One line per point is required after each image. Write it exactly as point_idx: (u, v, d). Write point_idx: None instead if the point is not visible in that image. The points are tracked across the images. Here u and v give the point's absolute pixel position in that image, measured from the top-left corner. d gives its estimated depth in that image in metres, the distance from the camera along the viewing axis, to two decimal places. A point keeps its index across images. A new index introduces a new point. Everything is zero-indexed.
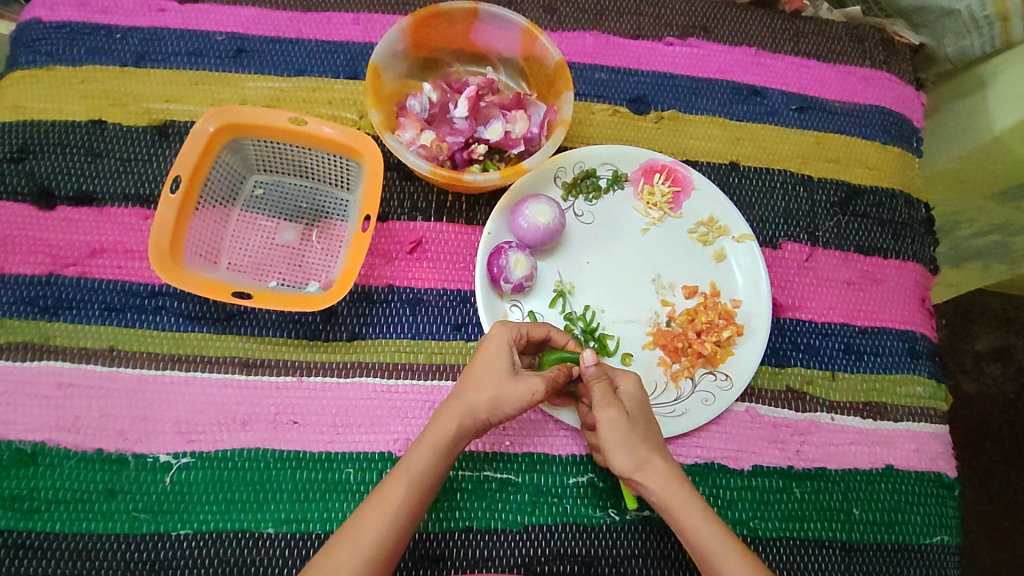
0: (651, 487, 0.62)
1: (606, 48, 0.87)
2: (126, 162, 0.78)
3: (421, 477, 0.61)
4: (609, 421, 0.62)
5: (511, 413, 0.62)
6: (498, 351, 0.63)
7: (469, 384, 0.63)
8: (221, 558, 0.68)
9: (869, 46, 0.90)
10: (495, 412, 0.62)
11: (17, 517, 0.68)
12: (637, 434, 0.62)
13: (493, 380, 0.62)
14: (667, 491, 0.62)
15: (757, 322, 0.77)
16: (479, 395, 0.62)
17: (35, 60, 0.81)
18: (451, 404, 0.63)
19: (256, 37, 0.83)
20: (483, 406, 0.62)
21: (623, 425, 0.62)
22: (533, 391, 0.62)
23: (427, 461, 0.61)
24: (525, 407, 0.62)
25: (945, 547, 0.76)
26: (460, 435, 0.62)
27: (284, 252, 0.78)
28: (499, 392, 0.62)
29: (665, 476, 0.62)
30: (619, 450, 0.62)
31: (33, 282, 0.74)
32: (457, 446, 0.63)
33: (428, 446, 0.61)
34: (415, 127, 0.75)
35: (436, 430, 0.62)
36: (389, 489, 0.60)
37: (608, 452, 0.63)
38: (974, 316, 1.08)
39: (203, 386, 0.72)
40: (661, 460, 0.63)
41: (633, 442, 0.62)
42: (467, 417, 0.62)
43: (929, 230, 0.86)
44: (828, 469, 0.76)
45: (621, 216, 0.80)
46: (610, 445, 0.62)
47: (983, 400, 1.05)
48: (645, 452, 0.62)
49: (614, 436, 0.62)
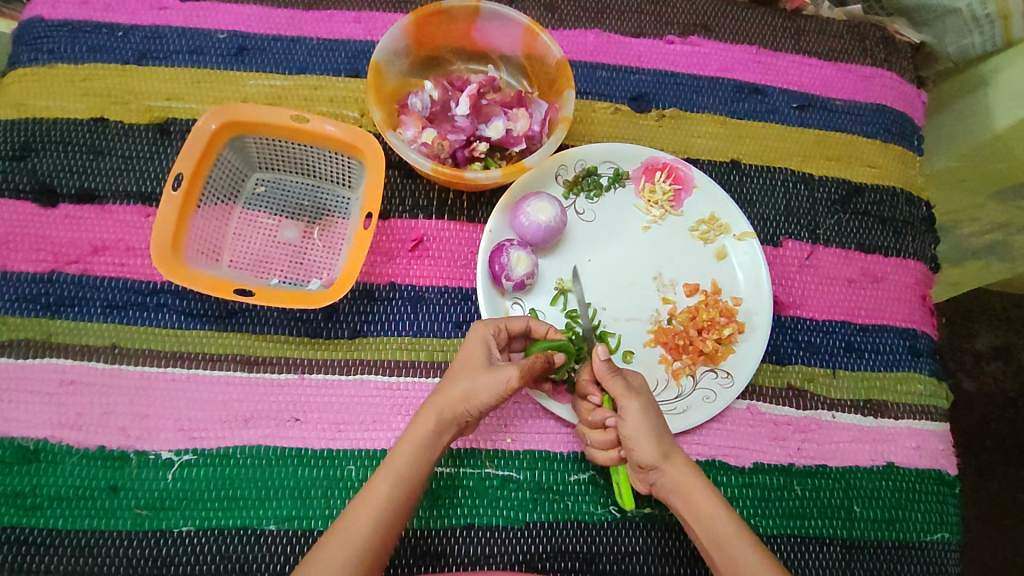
0: (674, 475, 0.63)
1: (607, 47, 0.87)
2: (127, 160, 0.78)
3: (408, 471, 0.61)
4: (637, 407, 0.63)
5: (489, 401, 0.63)
6: (475, 347, 0.65)
7: (448, 379, 0.64)
8: (222, 555, 0.68)
9: (869, 45, 0.90)
10: (472, 402, 0.63)
11: (19, 513, 0.68)
12: (659, 425, 0.64)
13: (469, 371, 0.64)
14: (689, 479, 0.63)
15: (758, 319, 0.77)
16: (456, 387, 0.63)
17: (36, 58, 0.81)
18: (431, 399, 0.63)
19: (257, 35, 0.83)
20: (460, 398, 0.63)
21: (650, 412, 0.64)
22: (509, 377, 0.62)
23: (411, 455, 0.61)
24: (503, 394, 0.62)
25: (945, 544, 0.76)
26: (440, 429, 0.63)
27: (285, 250, 0.78)
28: (474, 381, 0.63)
29: (687, 466, 0.63)
30: (648, 436, 0.63)
31: (35, 279, 0.74)
32: (439, 442, 0.63)
33: (411, 440, 0.62)
34: (416, 125, 0.74)
35: (417, 425, 0.62)
36: (375, 486, 0.60)
37: (632, 442, 0.63)
38: (974, 315, 1.08)
39: (204, 384, 0.72)
40: (682, 451, 0.64)
41: (660, 430, 0.64)
42: (446, 411, 0.63)
43: (930, 228, 0.86)
44: (828, 466, 0.76)
45: (622, 213, 0.81)
46: (637, 432, 0.63)
47: (983, 399, 1.05)
48: (670, 441, 0.64)
49: (642, 422, 0.63)
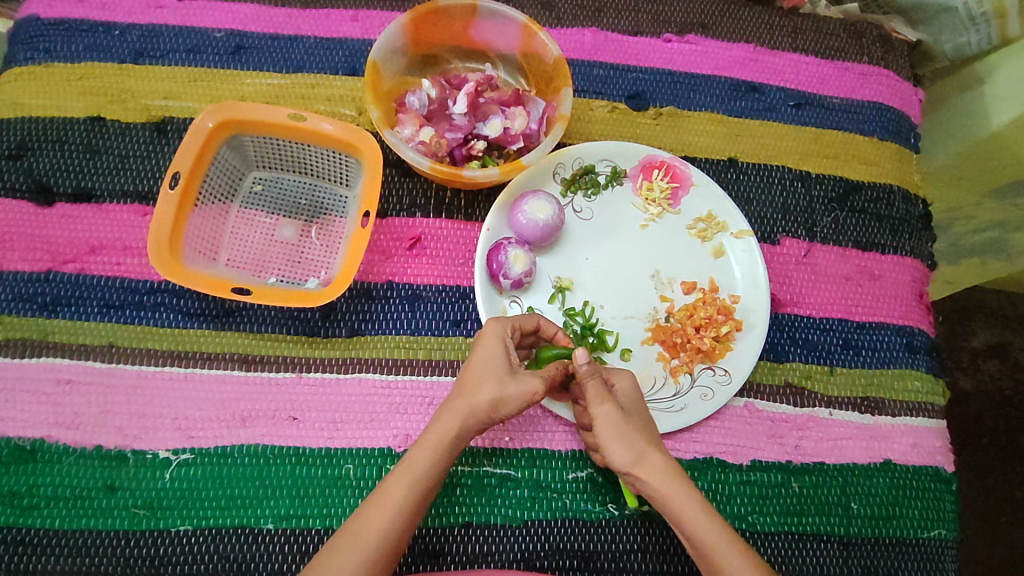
0: (651, 482, 0.61)
1: (605, 45, 0.87)
2: (125, 159, 0.78)
3: (423, 473, 0.61)
4: (604, 417, 0.62)
5: (513, 411, 0.63)
6: (495, 350, 0.64)
7: (471, 384, 0.63)
8: (221, 554, 0.68)
9: (866, 43, 0.91)
10: (497, 410, 0.63)
11: (17, 514, 0.68)
12: (632, 427, 0.63)
13: (495, 379, 0.63)
14: (667, 485, 0.61)
15: (756, 317, 0.77)
16: (480, 394, 0.62)
17: (33, 57, 0.81)
18: (453, 404, 0.63)
19: (255, 34, 0.83)
20: (484, 405, 0.62)
21: (619, 419, 0.62)
22: (534, 390, 0.63)
23: (430, 459, 0.61)
24: (526, 404, 0.63)
25: (942, 541, 0.76)
26: (462, 435, 0.63)
27: (284, 249, 0.78)
28: (501, 391, 0.62)
29: (663, 471, 0.62)
30: (617, 445, 0.62)
31: (32, 279, 0.74)
32: (459, 445, 0.63)
33: (431, 445, 0.62)
34: (414, 123, 0.74)
35: (439, 429, 0.62)
36: (392, 489, 0.60)
37: (605, 448, 0.62)
38: (971, 313, 1.08)
39: (203, 383, 0.72)
40: (658, 454, 0.63)
41: (630, 435, 0.62)
42: (468, 417, 0.63)
43: (927, 226, 0.86)
44: (826, 464, 0.76)
45: (620, 212, 0.81)
46: (607, 440, 0.62)
47: (980, 396, 1.05)
48: (644, 447, 0.62)
49: (611, 430, 0.62)
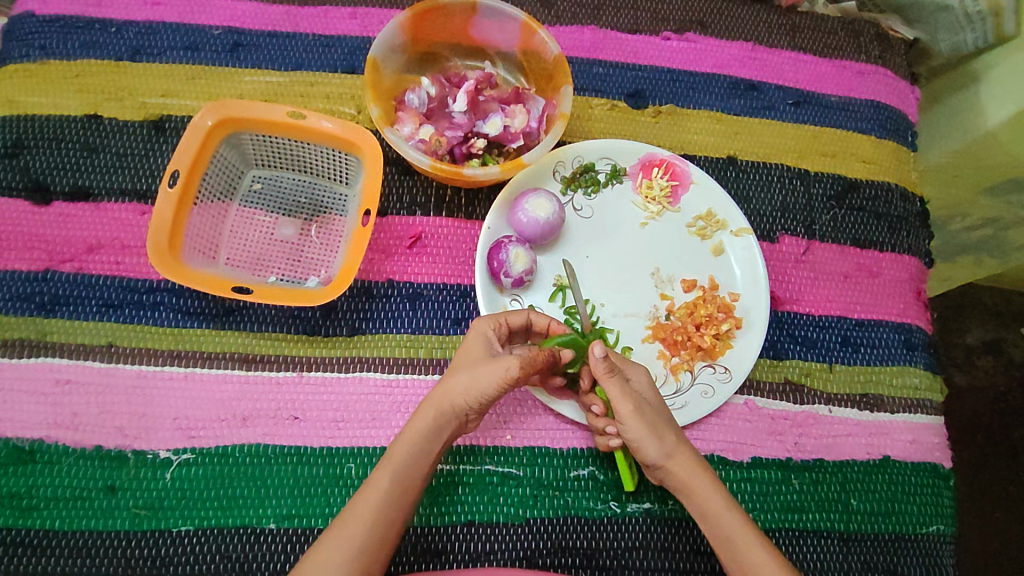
0: (678, 474, 0.63)
1: (604, 43, 0.87)
2: (122, 157, 0.77)
3: (407, 467, 0.61)
4: (632, 411, 0.62)
5: (488, 393, 0.61)
6: (474, 341, 0.65)
7: (449, 373, 0.64)
8: (222, 555, 0.67)
9: (864, 41, 0.91)
10: (471, 395, 0.62)
11: (16, 514, 0.67)
12: (660, 420, 0.64)
13: (469, 364, 0.63)
14: (696, 474, 0.63)
15: (756, 315, 0.77)
16: (454, 382, 0.62)
17: (27, 54, 0.80)
18: (431, 394, 0.64)
19: (253, 31, 0.83)
20: (458, 391, 0.62)
21: (646, 412, 0.63)
22: (508, 366, 0.60)
23: (410, 451, 0.62)
24: (502, 384, 0.61)
25: (941, 537, 0.77)
26: (441, 426, 0.63)
27: (284, 247, 0.77)
28: (473, 373, 0.62)
29: (691, 462, 0.63)
30: (649, 438, 0.63)
31: (29, 278, 0.73)
32: (440, 437, 0.63)
33: (410, 438, 0.62)
34: (414, 121, 0.73)
35: (416, 420, 0.63)
36: (374, 481, 0.61)
37: (637, 442, 0.63)
38: (965, 310, 1.09)
39: (203, 382, 0.72)
40: (686, 447, 0.64)
41: (660, 429, 0.63)
42: (444, 406, 0.62)
43: (923, 224, 0.87)
44: (826, 460, 0.77)
45: (620, 209, 0.81)
46: (638, 434, 0.63)
47: (975, 393, 1.06)
48: (672, 439, 0.64)
49: (641, 425, 0.62)
